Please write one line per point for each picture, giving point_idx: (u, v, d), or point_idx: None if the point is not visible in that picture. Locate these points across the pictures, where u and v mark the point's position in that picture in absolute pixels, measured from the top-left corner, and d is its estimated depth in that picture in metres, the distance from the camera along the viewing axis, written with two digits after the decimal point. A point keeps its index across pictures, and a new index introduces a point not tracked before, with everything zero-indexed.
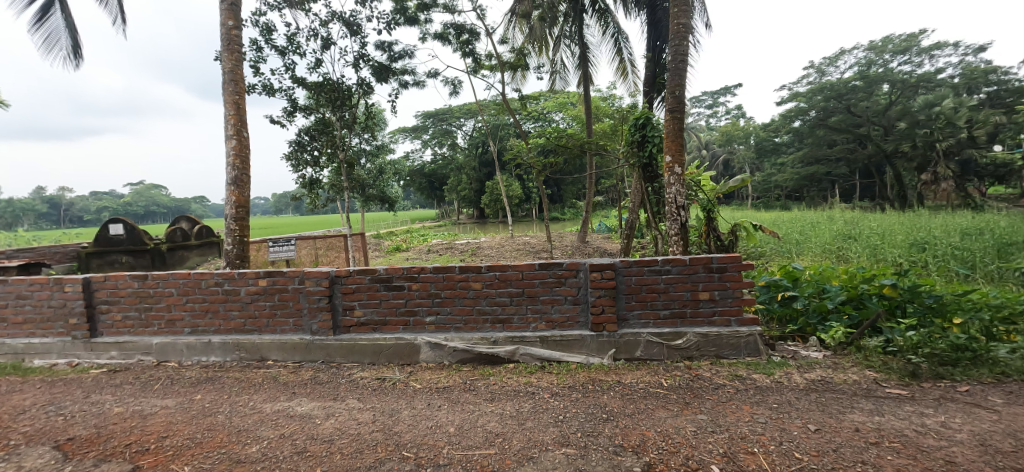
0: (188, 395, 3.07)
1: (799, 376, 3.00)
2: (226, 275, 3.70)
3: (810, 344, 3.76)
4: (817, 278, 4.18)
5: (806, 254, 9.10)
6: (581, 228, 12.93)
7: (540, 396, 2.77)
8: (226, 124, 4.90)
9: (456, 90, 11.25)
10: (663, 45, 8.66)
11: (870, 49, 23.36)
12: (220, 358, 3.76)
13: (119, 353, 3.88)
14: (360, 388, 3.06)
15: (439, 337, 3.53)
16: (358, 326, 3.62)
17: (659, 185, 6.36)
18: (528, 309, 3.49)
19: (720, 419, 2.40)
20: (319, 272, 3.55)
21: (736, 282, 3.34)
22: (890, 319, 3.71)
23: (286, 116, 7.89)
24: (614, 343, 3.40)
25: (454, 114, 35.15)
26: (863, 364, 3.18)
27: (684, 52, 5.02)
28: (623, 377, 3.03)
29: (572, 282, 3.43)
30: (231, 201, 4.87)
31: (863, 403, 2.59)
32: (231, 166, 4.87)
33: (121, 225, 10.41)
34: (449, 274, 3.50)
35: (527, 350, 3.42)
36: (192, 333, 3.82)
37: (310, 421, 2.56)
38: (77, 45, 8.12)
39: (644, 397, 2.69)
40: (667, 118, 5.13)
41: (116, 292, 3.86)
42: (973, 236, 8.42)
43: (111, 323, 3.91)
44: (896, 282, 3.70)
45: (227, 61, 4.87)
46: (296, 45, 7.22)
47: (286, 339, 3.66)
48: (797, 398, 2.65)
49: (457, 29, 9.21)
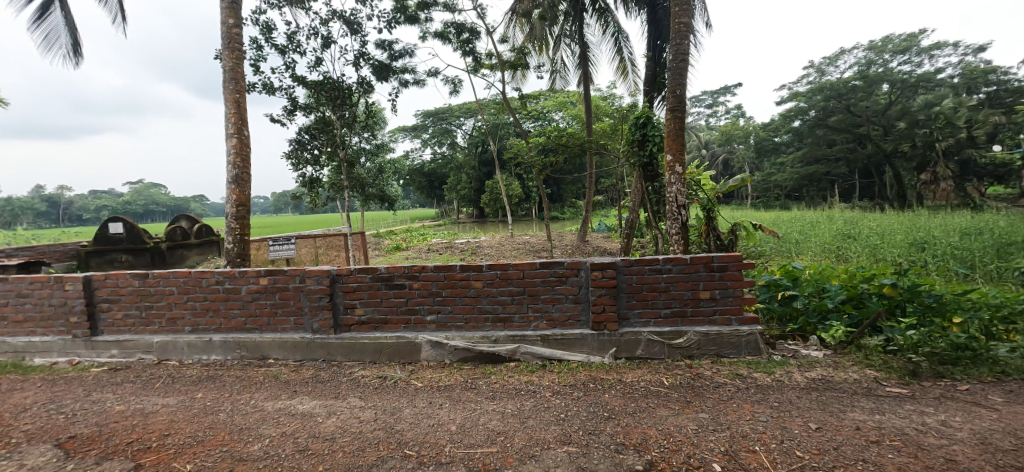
0: (190, 394, 3.07)
1: (799, 375, 3.01)
2: (227, 273, 3.69)
3: (809, 343, 3.76)
4: (817, 278, 4.19)
5: (805, 254, 9.12)
6: (581, 227, 12.93)
7: (541, 394, 2.77)
8: (226, 123, 4.90)
9: (456, 89, 11.25)
10: (663, 45, 8.66)
11: (870, 49, 23.36)
12: (221, 357, 3.76)
13: (119, 352, 3.88)
14: (361, 387, 3.06)
15: (440, 336, 3.54)
16: (358, 324, 3.62)
17: (659, 184, 6.36)
18: (528, 308, 3.49)
19: (722, 417, 2.41)
20: (320, 271, 3.55)
21: (736, 281, 3.35)
22: (889, 319, 3.71)
23: (286, 115, 7.88)
24: (614, 342, 3.40)
25: (454, 113, 35.18)
26: (863, 363, 3.19)
27: (684, 52, 5.02)
28: (624, 376, 3.04)
29: (573, 281, 3.44)
30: (231, 200, 4.87)
31: (864, 402, 2.60)
32: (231, 165, 4.87)
33: (120, 224, 10.39)
34: (450, 272, 3.50)
35: (527, 349, 3.42)
36: (192, 331, 3.82)
37: (311, 420, 2.56)
38: (77, 43, 8.11)
39: (645, 395, 2.69)
40: (668, 117, 5.13)
41: (116, 291, 3.86)
42: (974, 236, 8.42)
43: (111, 321, 3.91)
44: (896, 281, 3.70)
45: (227, 60, 4.87)
46: (296, 44, 7.21)
47: (287, 338, 3.67)
48: (797, 397, 2.66)
49: (457, 28, 9.21)
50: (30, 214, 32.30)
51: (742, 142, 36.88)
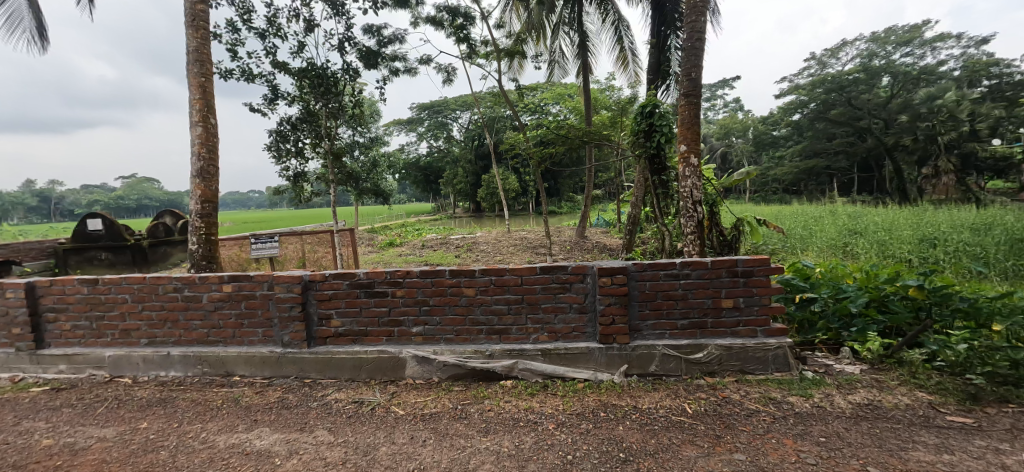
0: (132, 424, 2.63)
1: (842, 399, 2.60)
2: (187, 279, 3.26)
3: (842, 356, 3.37)
4: (831, 277, 3.90)
5: (811, 250, 8.78)
6: (580, 223, 12.51)
7: (543, 426, 2.35)
8: (190, 110, 4.42)
9: (450, 78, 10.69)
10: (668, 31, 8.28)
11: (872, 40, 23.08)
12: (181, 374, 3.32)
13: (68, 367, 3.44)
14: (333, 415, 2.63)
15: (427, 350, 3.10)
16: (334, 337, 3.19)
17: (666, 177, 5.89)
18: (527, 318, 3.07)
19: (761, 459, 2.01)
20: (290, 277, 3.10)
21: (763, 288, 2.95)
22: (920, 324, 3.36)
23: (267, 104, 7.33)
24: (625, 357, 2.99)
25: (450, 106, 34.35)
26: (912, 383, 2.80)
27: (700, 30, 4.54)
28: (639, 401, 2.61)
29: (578, 287, 3.02)
30: (196, 195, 4.40)
31: (925, 437, 2.21)
32: (196, 156, 4.40)
33: (99, 220, 9.94)
34: (439, 278, 3.07)
35: (526, 365, 3.00)
36: (149, 344, 3.38)
37: (267, 461, 2.14)
38: (41, 27, 7.59)
39: (667, 428, 2.27)
40: (681, 104, 4.66)
41: (64, 299, 3.41)
42: (982, 232, 8.10)
43: (58, 332, 3.46)
44: (927, 283, 3.35)
45: (191, 39, 4.39)
46: (278, 27, 6.68)
47: (254, 352, 3.23)
48: (846, 429, 2.27)
49: (451, 12, 8.68)
50: (21, 209, 31.51)
51: (740, 136, 36.65)
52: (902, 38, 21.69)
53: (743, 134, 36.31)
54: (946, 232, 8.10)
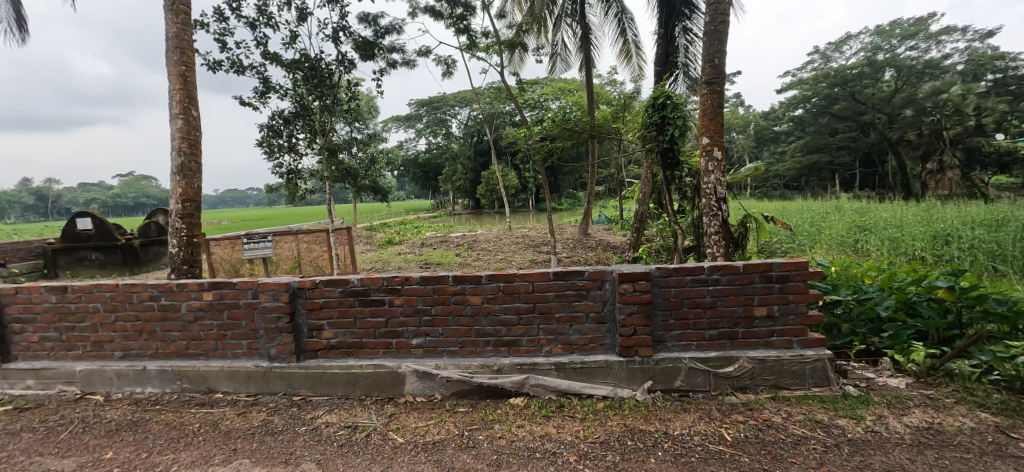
0: (95, 454, 2.33)
1: (896, 422, 2.31)
2: (163, 287, 2.94)
3: (881, 367, 3.08)
4: (849, 277, 3.61)
5: (820, 248, 8.49)
6: (582, 221, 12.16)
7: (564, 460, 2.07)
8: (170, 101, 4.11)
9: (450, 70, 10.34)
10: (675, 21, 7.93)
11: (877, 33, 22.72)
12: (159, 390, 3.02)
13: (36, 382, 3.12)
14: (325, 442, 2.35)
15: (429, 364, 2.80)
16: (326, 349, 2.89)
17: (680, 173, 5.57)
18: (539, 329, 2.77)
19: None
20: (276, 284, 2.78)
21: (800, 294, 2.65)
22: (958, 329, 3.08)
23: (258, 96, 6.98)
24: (649, 372, 2.70)
25: (449, 103, 33.97)
26: (970, 401, 2.51)
27: (723, 12, 4.22)
28: (670, 426, 2.33)
29: (596, 295, 2.72)
30: (177, 194, 4.08)
31: (1001, 468, 1.93)
32: (177, 152, 4.09)
33: (89, 219, 9.57)
34: (441, 285, 2.77)
35: (539, 381, 2.71)
36: (124, 357, 3.08)
37: None
38: (21, 17, 7.27)
39: (706, 462, 2.00)
40: (702, 93, 4.36)
41: (31, 308, 3.10)
42: (996, 227, 7.82)
43: (25, 345, 3.15)
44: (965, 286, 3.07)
45: (170, 26, 4.07)
46: (269, 16, 6.35)
47: (237, 367, 2.93)
48: (910, 460, 1.99)
49: (450, 1, 8.32)
50: (19, 207, 31.17)
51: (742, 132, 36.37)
52: (908, 31, 21.35)
53: (744, 130, 36.01)
54: (959, 228, 7.81)
